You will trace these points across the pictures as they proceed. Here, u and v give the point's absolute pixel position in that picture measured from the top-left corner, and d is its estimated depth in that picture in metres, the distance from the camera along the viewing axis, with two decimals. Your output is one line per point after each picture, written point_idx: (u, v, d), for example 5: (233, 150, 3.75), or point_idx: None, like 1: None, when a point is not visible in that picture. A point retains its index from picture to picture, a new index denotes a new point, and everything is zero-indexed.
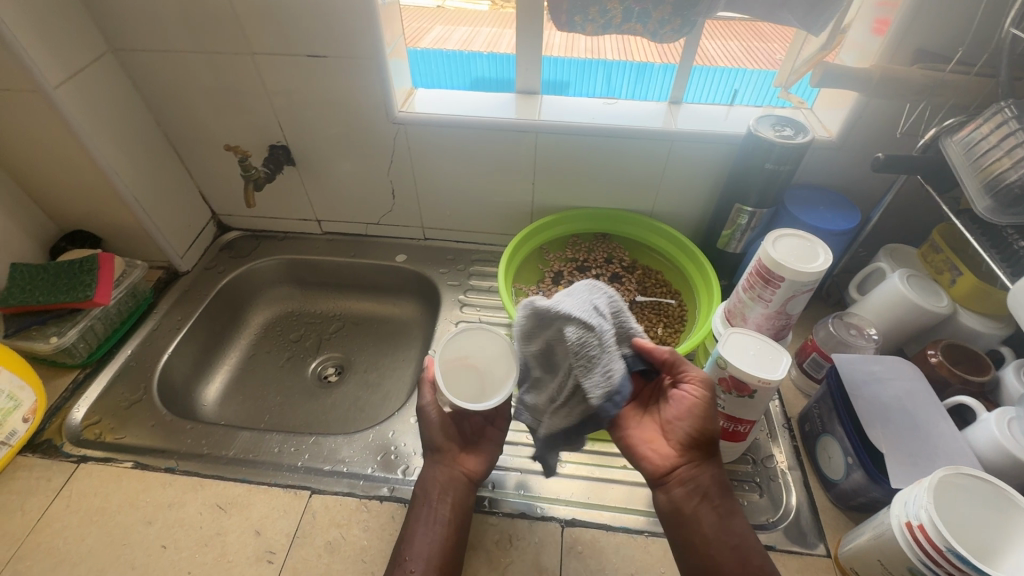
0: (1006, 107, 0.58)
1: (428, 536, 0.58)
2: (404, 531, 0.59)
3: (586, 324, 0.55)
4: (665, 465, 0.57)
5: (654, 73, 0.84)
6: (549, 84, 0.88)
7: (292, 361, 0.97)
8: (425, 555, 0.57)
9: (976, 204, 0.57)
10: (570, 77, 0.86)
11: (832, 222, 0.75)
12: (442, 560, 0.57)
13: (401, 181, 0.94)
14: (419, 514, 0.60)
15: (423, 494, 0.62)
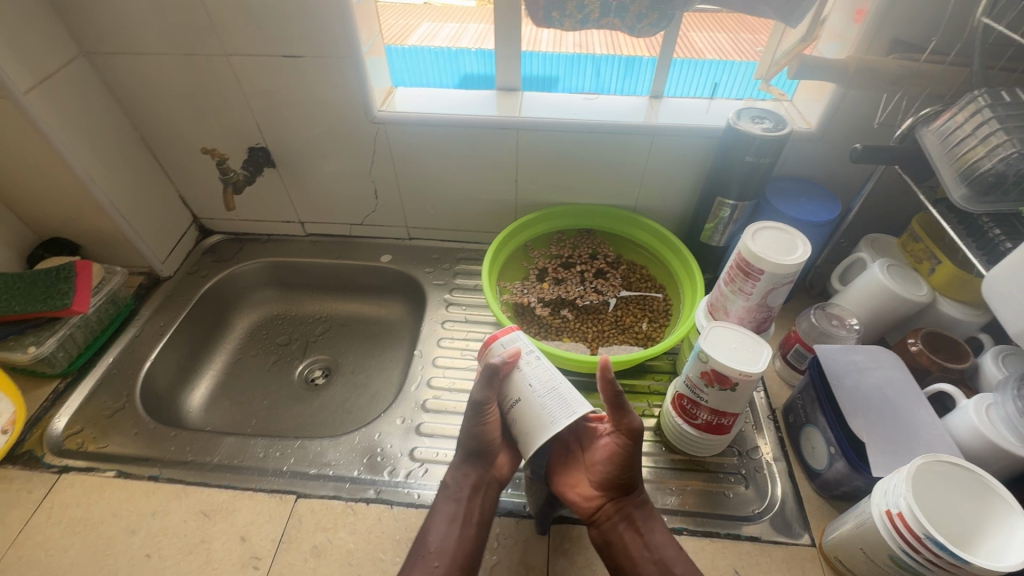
0: (979, 96, 0.58)
1: (453, 533, 0.57)
2: (426, 523, 0.58)
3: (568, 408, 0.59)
4: (592, 506, 0.60)
5: (644, 66, 0.84)
6: (539, 80, 0.87)
7: (279, 364, 0.97)
8: (448, 551, 0.55)
9: (953, 194, 0.58)
10: (559, 72, 0.86)
11: (813, 213, 0.75)
12: (461, 557, 0.56)
13: (383, 181, 0.93)
14: (444, 510, 0.59)
15: (453, 489, 0.60)
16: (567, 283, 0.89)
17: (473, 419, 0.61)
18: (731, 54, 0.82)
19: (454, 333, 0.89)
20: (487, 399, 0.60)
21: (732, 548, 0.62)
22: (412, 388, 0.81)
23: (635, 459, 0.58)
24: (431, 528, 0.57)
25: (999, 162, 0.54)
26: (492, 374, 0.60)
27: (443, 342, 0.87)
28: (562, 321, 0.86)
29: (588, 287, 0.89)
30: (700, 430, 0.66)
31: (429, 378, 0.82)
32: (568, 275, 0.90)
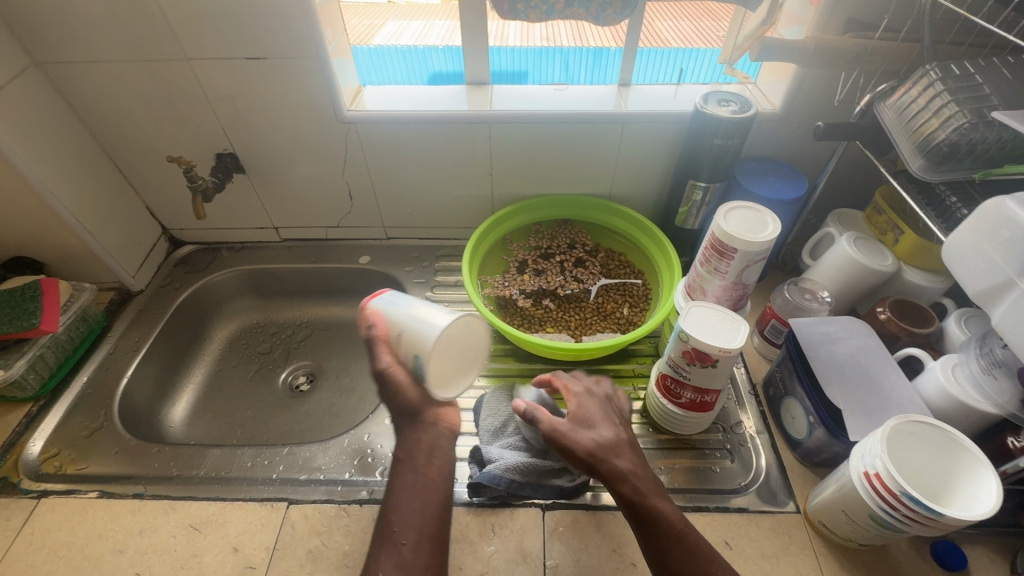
0: (931, 70, 0.61)
1: (417, 503, 0.55)
2: (390, 499, 0.56)
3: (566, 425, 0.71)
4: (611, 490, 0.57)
5: (611, 57, 0.85)
6: (508, 75, 0.87)
7: (261, 373, 0.96)
8: (414, 526, 0.53)
9: (911, 164, 0.61)
10: (527, 66, 0.87)
11: (781, 191, 0.78)
12: (433, 527, 0.54)
13: (357, 181, 0.92)
14: (407, 482, 0.56)
15: (408, 459, 0.58)
16: (547, 273, 0.90)
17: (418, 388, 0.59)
18: (693, 41, 0.84)
19: None
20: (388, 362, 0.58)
21: (721, 520, 0.64)
22: None
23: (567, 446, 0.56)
24: (396, 506, 0.55)
25: (952, 132, 0.57)
26: (376, 342, 0.58)
27: None
28: (544, 311, 0.86)
29: (568, 276, 0.90)
30: (685, 409, 0.68)
31: None
32: (548, 266, 0.91)
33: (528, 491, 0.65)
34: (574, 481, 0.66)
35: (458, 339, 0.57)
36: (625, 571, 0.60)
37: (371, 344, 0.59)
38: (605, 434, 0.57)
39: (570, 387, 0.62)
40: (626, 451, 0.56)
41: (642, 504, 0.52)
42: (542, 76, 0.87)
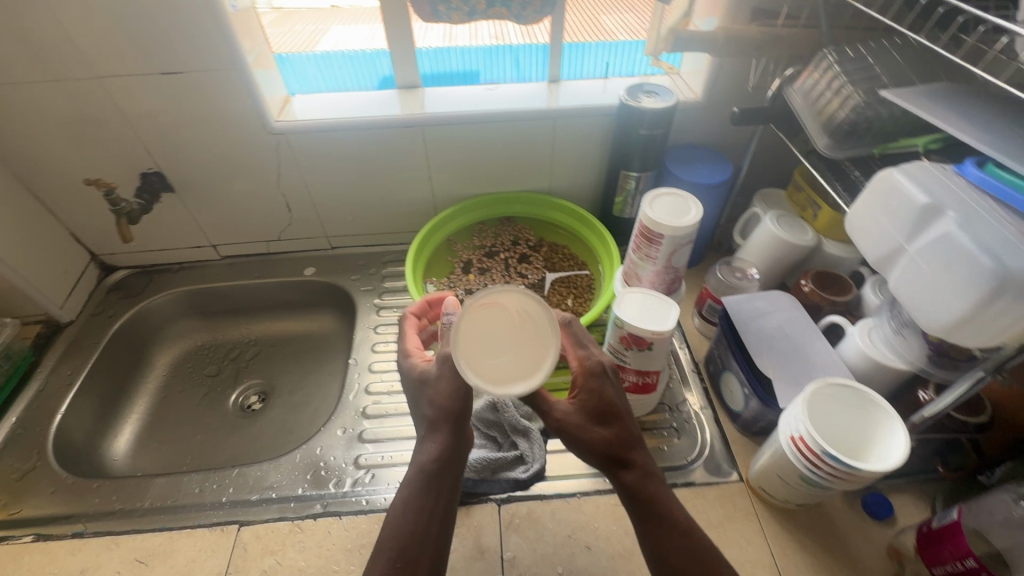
0: (828, 54, 0.65)
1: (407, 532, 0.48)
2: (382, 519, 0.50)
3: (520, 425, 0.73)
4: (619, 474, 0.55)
5: (559, 52, 0.86)
6: (459, 75, 0.88)
7: (210, 395, 0.93)
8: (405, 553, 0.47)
9: (818, 144, 0.65)
10: (479, 66, 0.87)
11: (707, 176, 0.81)
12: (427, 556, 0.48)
13: (294, 193, 0.91)
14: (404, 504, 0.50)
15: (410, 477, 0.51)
16: (492, 271, 0.91)
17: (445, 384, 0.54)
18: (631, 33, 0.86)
19: (387, 336, 0.88)
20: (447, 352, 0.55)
21: None
22: (350, 397, 0.80)
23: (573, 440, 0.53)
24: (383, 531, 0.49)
25: (851, 111, 0.61)
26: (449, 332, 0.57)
27: (377, 347, 0.87)
28: None
29: (512, 273, 0.91)
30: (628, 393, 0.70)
31: (367, 384, 0.81)
32: (493, 264, 0.91)
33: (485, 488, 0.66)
34: (527, 471, 0.67)
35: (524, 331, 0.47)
36: (580, 555, 0.62)
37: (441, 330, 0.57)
38: (613, 428, 0.53)
39: (581, 365, 0.55)
40: (634, 447, 0.53)
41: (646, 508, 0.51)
42: (495, 74, 0.88)
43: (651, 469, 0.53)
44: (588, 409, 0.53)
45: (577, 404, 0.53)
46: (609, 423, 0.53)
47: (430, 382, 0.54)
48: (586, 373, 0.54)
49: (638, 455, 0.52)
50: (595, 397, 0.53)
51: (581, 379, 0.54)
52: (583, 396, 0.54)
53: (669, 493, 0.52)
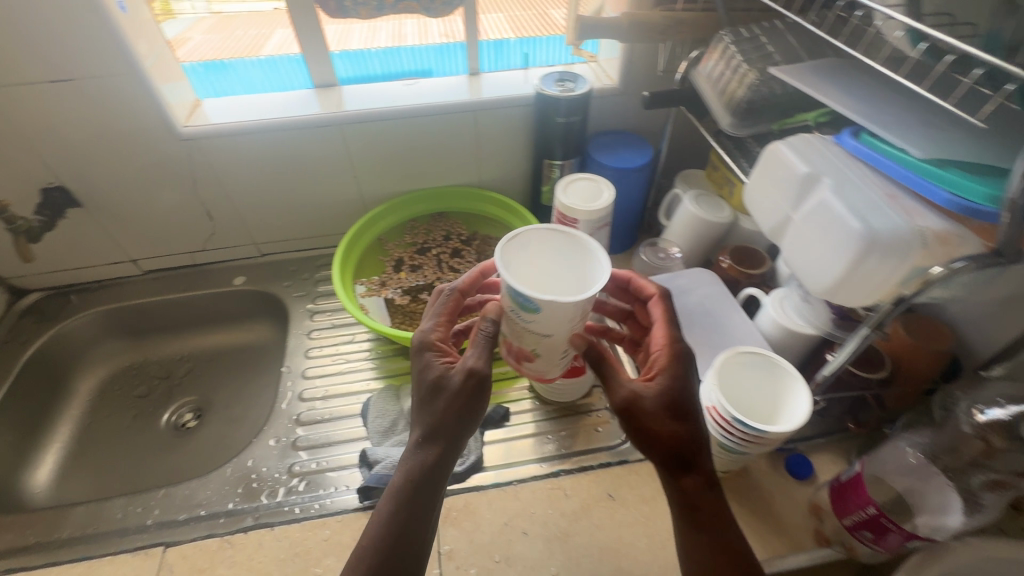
0: (724, 36, 0.67)
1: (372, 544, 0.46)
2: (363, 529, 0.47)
3: None
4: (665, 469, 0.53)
5: (511, 48, 0.88)
6: (412, 74, 0.88)
7: (140, 417, 0.89)
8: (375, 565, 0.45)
9: (722, 122, 0.66)
10: (431, 65, 0.87)
11: (628, 161, 0.83)
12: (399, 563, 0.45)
13: (214, 200, 0.88)
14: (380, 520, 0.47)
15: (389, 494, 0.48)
16: (424, 268, 0.90)
17: (444, 398, 0.48)
18: (546, 31, 0.88)
19: (322, 341, 0.87)
20: (476, 367, 0.48)
21: (604, 476, 0.68)
22: (283, 405, 0.78)
23: (641, 423, 0.49)
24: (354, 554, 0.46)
25: (748, 90, 0.63)
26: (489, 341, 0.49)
27: (312, 352, 0.85)
28: (424, 305, 0.86)
29: (444, 268, 0.90)
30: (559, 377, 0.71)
31: (301, 391, 0.80)
32: (425, 260, 0.91)
33: None
34: (463, 463, 0.68)
35: (551, 246, 0.49)
36: (517, 542, 0.62)
37: (478, 335, 0.50)
38: (690, 428, 0.49)
39: (671, 352, 0.51)
40: (704, 451, 0.50)
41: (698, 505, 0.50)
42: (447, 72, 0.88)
43: (709, 473, 0.51)
44: (667, 402, 0.49)
45: (657, 389, 0.49)
46: (684, 419, 0.49)
47: (436, 390, 0.49)
48: (674, 364, 0.51)
49: (705, 457, 0.50)
50: (678, 389, 0.49)
51: (664, 363, 0.51)
52: (667, 384, 0.50)
53: (721, 498, 0.51)
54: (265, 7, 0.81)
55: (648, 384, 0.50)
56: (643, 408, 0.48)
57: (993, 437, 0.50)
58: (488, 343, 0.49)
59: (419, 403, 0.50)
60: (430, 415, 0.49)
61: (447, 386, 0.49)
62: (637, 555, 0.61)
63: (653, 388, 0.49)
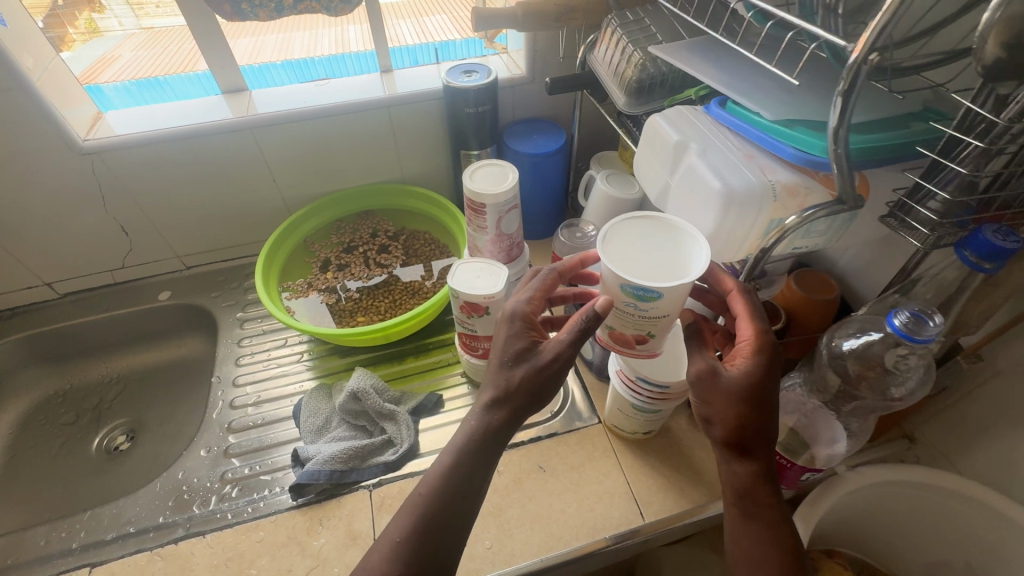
0: (612, 20, 0.71)
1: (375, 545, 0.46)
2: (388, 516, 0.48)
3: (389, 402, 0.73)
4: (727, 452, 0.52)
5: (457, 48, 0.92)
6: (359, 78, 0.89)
7: (68, 444, 0.86)
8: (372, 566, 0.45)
9: (618, 102, 0.69)
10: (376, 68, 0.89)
11: (541, 146, 0.85)
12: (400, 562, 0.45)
13: (128, 214, 0.86)
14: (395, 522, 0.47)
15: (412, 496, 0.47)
16: (351, 266, 0.91)
17: (520, 372, 0.49)
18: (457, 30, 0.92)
19: (253, 348, 0.86)
20: (558, 353, 0.49)
21: (534, 449, 0.70)
22: (214, 415, 0.77)
23: (711, 404, 0.49)
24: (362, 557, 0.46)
25: (636, 70, 0.66)
26: (585, 327, 0.48)
27: (242, 360, 0.84)
28: (354, 302, 0.87)
29: (371, 265, 0.91)
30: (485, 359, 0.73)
31: (231, 399, 0.79)
32: (352, 259, 0.92)
33: (352, 478, 0.66)
34: (396, 452, 0.68)
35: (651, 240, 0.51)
36: None
37: (577, 320, 0.49)
38: (758, 416, 0.48)
39: (759, 340, 0.48)
40: (764, 439, 0.48)
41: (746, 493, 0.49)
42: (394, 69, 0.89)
43: (763, 460, 0.49)
44: (744, 389, 0.47)
45: (738, 376, 0.48)
46: (758, 410, 0.48)
47: (518, 359, 0.50)
48: (760, 352, 0.48)
49: (765, 444, 0.49)
50: (760, 377, 0.47)
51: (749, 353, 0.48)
52: (740, 375, 0.47)
53: (773, 484, 0.50)
54: (177, 21, 0.79)
55: (727, 370, 0.48)
56: (712, 392, 0.48)
57: (849, 366, 0.53)
58: (585, 330, 0.48)
59: (504, 363, 0.50)
60: (502, 376, 0.50)
61: (529, 361, 0.50)
62: (567, 519, 0.64)
63: (735, 372, 0.48)
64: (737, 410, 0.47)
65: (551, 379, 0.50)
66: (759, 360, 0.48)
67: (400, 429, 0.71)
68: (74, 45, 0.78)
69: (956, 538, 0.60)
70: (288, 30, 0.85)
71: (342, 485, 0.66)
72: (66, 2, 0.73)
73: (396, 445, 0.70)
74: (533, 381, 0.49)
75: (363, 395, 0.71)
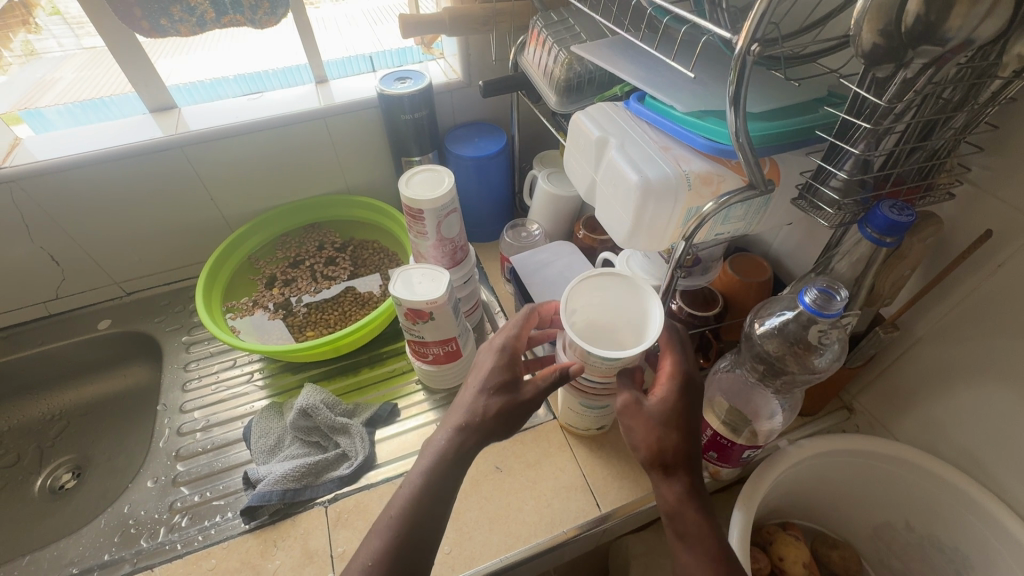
0: (537, 21, 0.72)
1: None
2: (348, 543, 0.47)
3: (342, 414, 0.72)
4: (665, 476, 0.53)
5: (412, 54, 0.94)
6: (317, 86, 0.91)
7: (7, 488, 0.82)
8: None
9: (549, 101, 0.70)
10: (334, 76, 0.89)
11: (482, 148, 0.86)
12: None
13: (56, 243, 0.82)
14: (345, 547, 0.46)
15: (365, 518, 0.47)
16: (299, 280, 0.90)
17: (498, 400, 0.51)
18: (392, 40, 0.93)
19: (201, 371, 0.84)
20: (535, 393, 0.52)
21: (491, 450, 0.70)
22: (161, 444, 0.75)
23: (634, 430, 0.51)
24: None
25: (563, 69, 0.67)
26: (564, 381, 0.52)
27: (189, 384, 0.82)
28: (302, 317, 0.86)
29: (319, 278, 0.91)
30: (437, 364, 0.73)
31: (178, 426, 0.77)
32: (299, 273, 0.91)
33: (305, 497, 0.65)
34: (350, 465, 0.67)
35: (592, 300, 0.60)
36: None
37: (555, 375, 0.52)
38: (677, 437, 0.50)
39: (672, 365, 0.53)
40: (688, 459, 0.50)
41: (679, 514, 0.49)
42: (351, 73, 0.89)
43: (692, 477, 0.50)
44: (661, 414, 0.50)
45: (658, 401, 0.51)
46: (679, 430, 0.50)
47: (501, 390, 0.52)
48: (673, 376, 0.52)
49: (688, 464, 0.50)
50: (676, 401, 0.51)
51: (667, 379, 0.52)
52: (658, 398, 0.51)
53: (704, 498, 0.50)
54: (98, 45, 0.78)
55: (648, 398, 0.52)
56: (636, 420, 0.51)
57: (769, 345, 0.55)
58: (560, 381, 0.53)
59: (483, 390, 0.52)
60: (473, 400, 0.51)
61: (509, 394, 0.52)
62: (525, 517, 0.64)
63: (654, 398, 0.51)
64: (657, 432, 0.50)
65: (524, 410, 0.52)
66: (675, 384, 0.52)
67: (354, 442, 0.70)
68: (10, 68, 0.75)
69: (894, 499, 0.63)
70: (212, 42, 0.82)
71: (297, 504, 0.65)
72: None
73: (351, 458, 0.68)
74: (508, 413, 0.51)
75: (312, 411, 0.70)
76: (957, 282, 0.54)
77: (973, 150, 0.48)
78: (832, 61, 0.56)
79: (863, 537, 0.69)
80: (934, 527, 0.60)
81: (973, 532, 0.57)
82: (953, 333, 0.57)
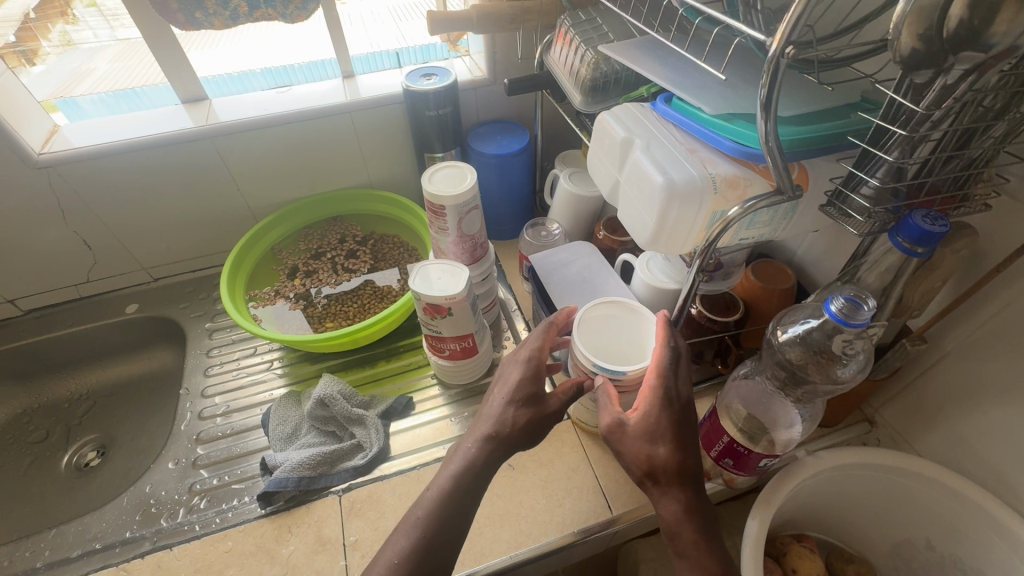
0: (564, 20, 0.71)
1: None
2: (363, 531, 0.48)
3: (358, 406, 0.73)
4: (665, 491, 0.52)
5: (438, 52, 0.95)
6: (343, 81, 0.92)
7: (36, 463, 0.85)
8: None
9: (574, 101, 0.70)
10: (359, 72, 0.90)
11: (505, 146, 0.86)
12: None
13: (89, 227, 0.85)
14: None
15: None
16: (319, 272, 0.92)
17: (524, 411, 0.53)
18: (418, 36, 0.93)
19: (223, 358, 0.86)
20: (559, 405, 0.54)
21: None
22: (182, 427, 0.77)
23: (621, 448, 0.51)
24: None
25: (588, 69, 0.66)
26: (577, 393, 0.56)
27: (211, 370, 0.84)
28: (322, 308, 0.87)
29: (339, 270, 0.92)
30: (453, 360, 0.73)
31: (199, 410, 0.79)
32: (320, 265, 0.92)
33: (319, 486, 0.66)
34: (365, 455, 0.68)
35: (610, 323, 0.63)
36: None
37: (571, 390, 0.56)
38: (665, 451, 0.49)
39: (651, 381, 0.52)
40: (680, 473, 0.49)
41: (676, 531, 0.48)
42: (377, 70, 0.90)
43: (690, 492, 0.49)
44: (646, 430, 0.50)
45: (639, 418, 0.51)
46: (668, 445, 0.50)
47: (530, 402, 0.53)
48: (653, 391, 0.52)
49: (681, 478, 0.49)
50: (658, 417, 0.51)
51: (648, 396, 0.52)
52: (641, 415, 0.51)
53: (704, 513, 0.49)
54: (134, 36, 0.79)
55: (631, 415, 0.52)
56: (622, 438, 0.51)
57: (792, 354, 0.54)
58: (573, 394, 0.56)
59: (510, 401, 0.53)
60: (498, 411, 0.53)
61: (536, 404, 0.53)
62: (536, 515, 0.64)
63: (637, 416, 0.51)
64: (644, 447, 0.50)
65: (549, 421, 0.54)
66: (659, 399, 0.51)
67: (370, 433, 0.70)
68: (48, 58, 0.78)
69: (915, 516, 0.62)
70: (243, 35, 0.84)
71: (313, 492, 0.66)
72: (38, 14, 0.73)
73: (366, 450, 0.69)
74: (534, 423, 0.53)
75: (330, 402, 0.71)
76: (989, 295, 0.53)
77: (1013, 160, 0.47)
78: (867, 66, 0.55)
79: (881, 553, 0.67)
80: (955, 546, 0.59)
81: (997, 552, 0.55)
82: (984, 347, 0.55)
